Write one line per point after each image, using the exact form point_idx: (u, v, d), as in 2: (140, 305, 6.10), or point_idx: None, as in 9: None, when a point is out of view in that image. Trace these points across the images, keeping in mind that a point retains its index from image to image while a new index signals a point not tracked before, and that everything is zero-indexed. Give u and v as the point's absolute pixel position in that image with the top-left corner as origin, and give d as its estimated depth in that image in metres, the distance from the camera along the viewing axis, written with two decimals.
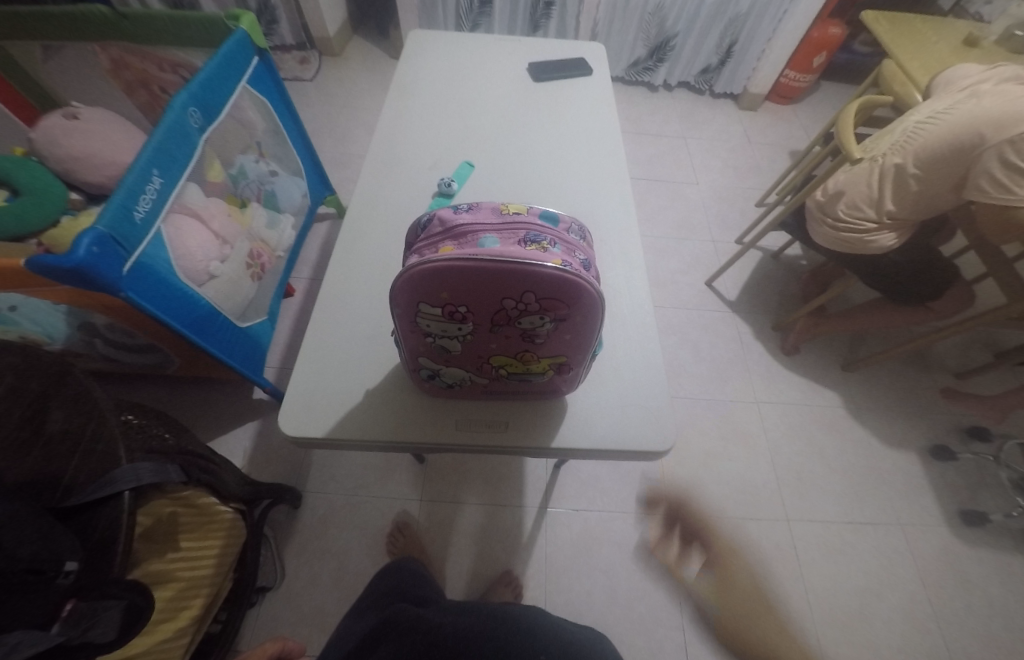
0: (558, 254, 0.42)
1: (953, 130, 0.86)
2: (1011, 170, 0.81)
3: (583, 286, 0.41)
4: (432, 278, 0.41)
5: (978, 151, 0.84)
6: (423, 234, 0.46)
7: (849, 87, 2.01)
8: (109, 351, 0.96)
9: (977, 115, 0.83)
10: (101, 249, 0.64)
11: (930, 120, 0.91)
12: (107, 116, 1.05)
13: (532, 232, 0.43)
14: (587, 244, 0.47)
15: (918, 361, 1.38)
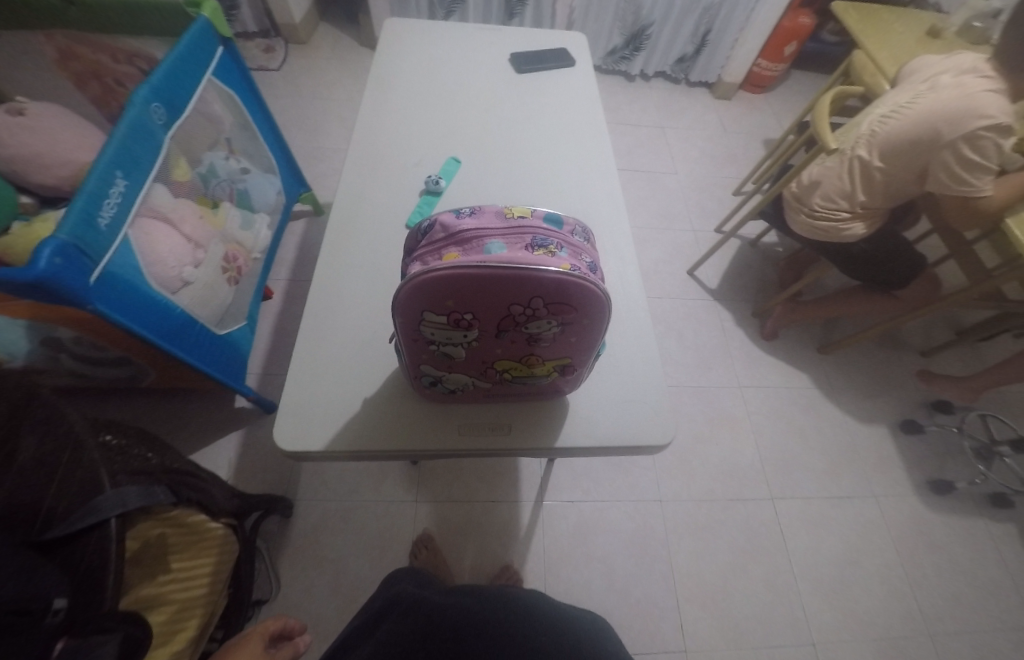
0: (566, 258, 0.41)
1: (915, 125, 0.89)
2: (966, 164, 0.86)
3: (592, 290, 0.41)
4: (438, 286, 0.40)
5: (936, 147, 0.88)
6: (424, 240, 0.45)
7: (817, 76, 2.05)
8: (77, 366, 0.91)
9: (937, 110, 0.86)
10: (64, 260, 0.60)
11: (892, 113, 0.93)
12: (57, 111, 0.98)
13: (539, 236, 0.42)
14: (591, 246, 0.46)
15: (888, 342, 1.44)
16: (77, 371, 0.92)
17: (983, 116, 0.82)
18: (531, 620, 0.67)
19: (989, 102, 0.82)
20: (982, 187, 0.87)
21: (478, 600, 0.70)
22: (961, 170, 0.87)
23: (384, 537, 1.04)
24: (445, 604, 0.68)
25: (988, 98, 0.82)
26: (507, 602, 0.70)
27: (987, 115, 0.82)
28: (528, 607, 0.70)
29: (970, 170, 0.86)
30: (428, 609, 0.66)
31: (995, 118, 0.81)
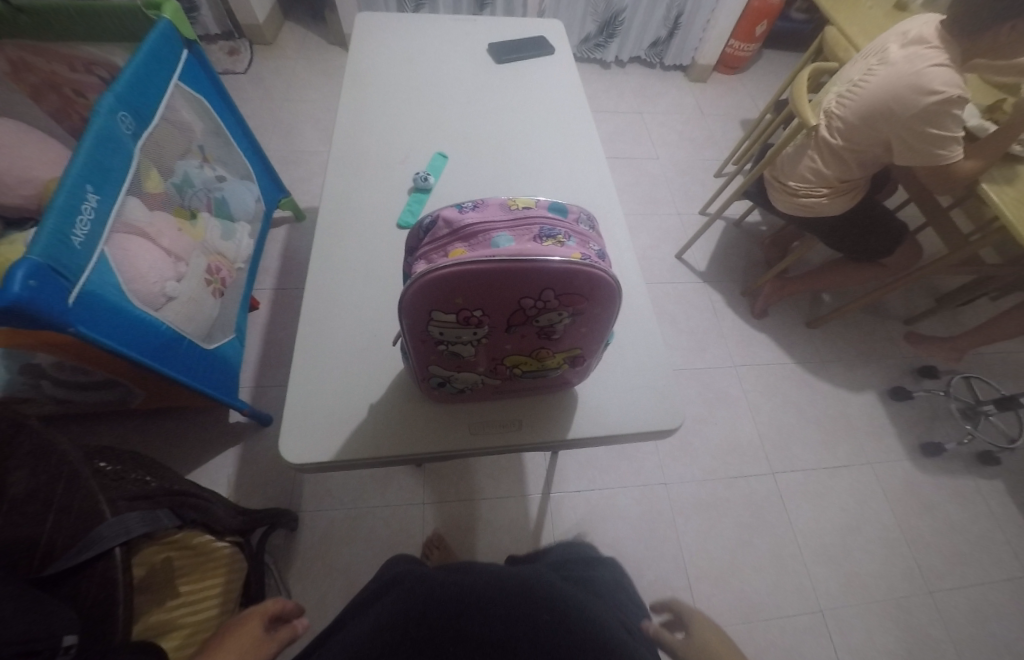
0: (575, 247, 0.41)
1: (868, 105, 0.91)
2: (929, 138, 0.86)
3: (603, 278, 0.40)
4: (448, 283, 0.38)
5: (893, 123, 0.89)
6: (426, 237, 0.43)
7: (788, 54, 2.08)
8: (59, 392, 0.87)
9: (890, 88, 0.87)
10: (40, 282, 0.57)
11: (850, 91, 0.95)
12: (15, 127, 0.93)
13: (546, 226, 0.41)
14: (597, 233, 0.46)
15: (872, 312, 1.48)
16: (59, 397, 0.88)
17: (931, 91, 0.83)
18: (573, 611, 0.46)
19: (935, 75, 0.82)
20: (952, 155, 0.87)
21: (500, 576, 0.52)
22: (923, 143, 0.88)
23: (393, 542, 1.03)
24: (454, 582, 0.50)
25: (934, 72, 0.82)
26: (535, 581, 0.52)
27: (935, 90, 0.82)
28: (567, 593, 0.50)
29: (934, 143, 0.86)
30: (432, 586, 0.49)
31: (944, 91, 0.82)
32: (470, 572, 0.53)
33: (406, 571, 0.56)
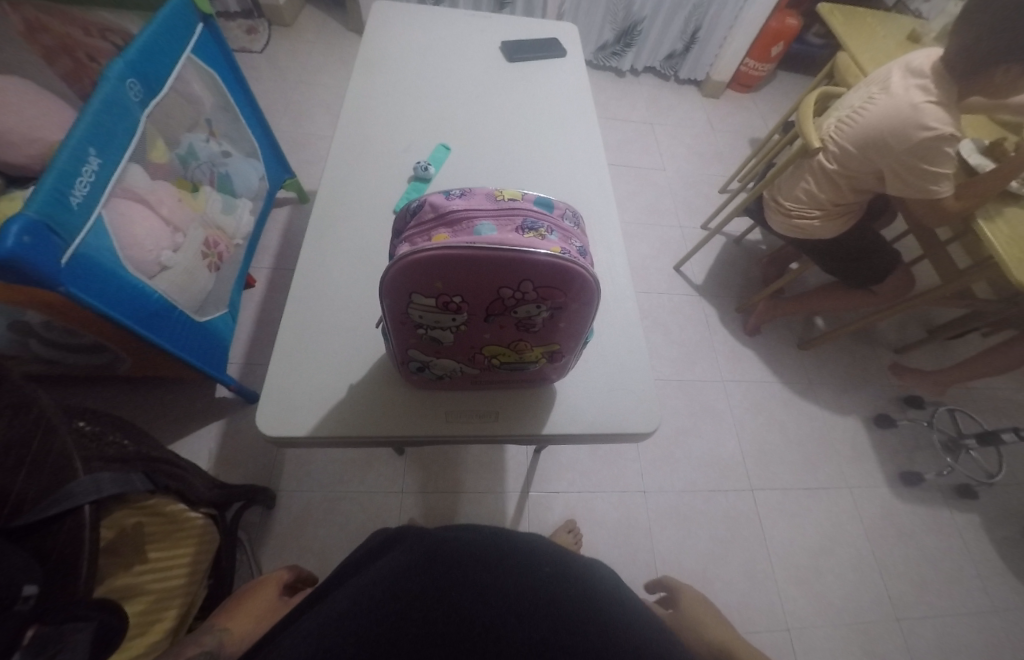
0: (556, 241, 0.41)
1: (864, 132, 0.92)
2: (920, 173, 0.88)
3: (582, 274, 0.41)
4: (428, 266, 0.39)
5: (885, 154, 0.90)
6: (413, 220, 0.44)
7: (802, 78, 2.09)
8: (48, 352, 0.88)
9: (886, 119, 0.88)
10: (34, 239, 0.57)
11: (849, 117, 0.96)
12: (25, 86, 0.93)
13: (529, 219, 0.42)
14: (581, 230, 0.47)
15: (864, 338, 1.49)
16: (47, 357, 0.89)
17: (924, 127, 0.84)
18: (571, 571, 0.53)
19: (929, 112, 0.84)
20: (942, 191, 0.89)
21: (497, 537, 0.57)
22: (917, 177, 0.89)
23: (368, 527, 1.03)
24: (457, 546, 0.52)
25: (929, 108, 0.84)
26: (532, 545, 0.57)
27: (929, 127, 0.84)
28: (558, 556, 0.56)
29: (925, 178, 0.88)
30: (437, 547, 0.51)
31: (937, 128, 0.83)
32: (466, 532, 0.58)
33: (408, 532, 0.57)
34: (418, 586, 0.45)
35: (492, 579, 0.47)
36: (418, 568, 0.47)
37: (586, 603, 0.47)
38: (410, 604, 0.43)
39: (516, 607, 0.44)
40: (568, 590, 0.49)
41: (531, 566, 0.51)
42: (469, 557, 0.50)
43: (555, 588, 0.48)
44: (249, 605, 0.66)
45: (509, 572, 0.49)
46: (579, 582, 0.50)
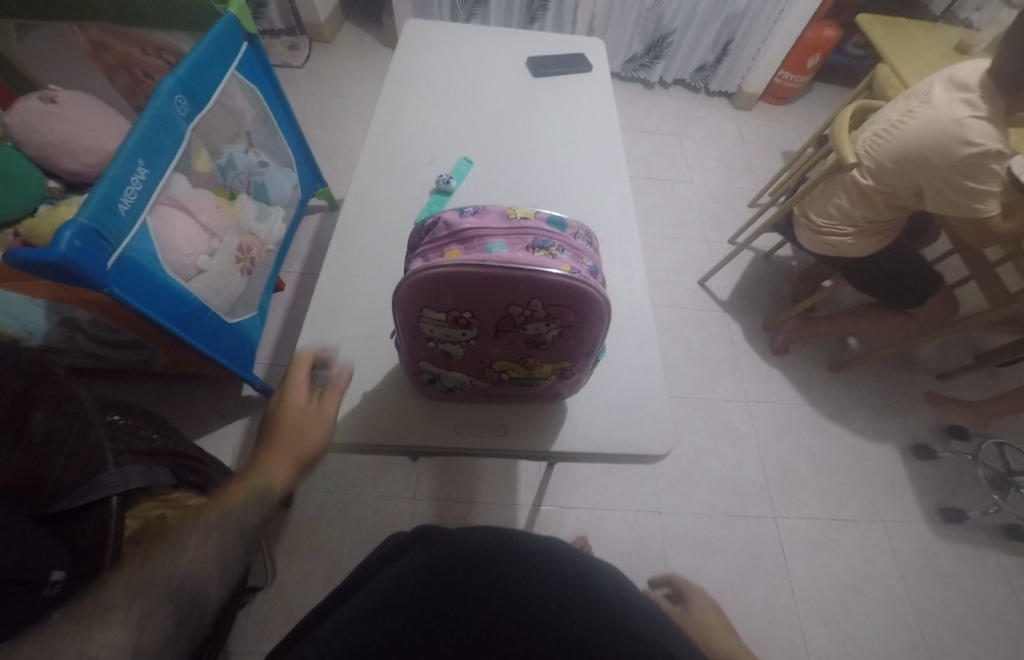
0: (566, 260, 0.42)
1: (904, 147, 0.88)
2: (962, 191, 0.84)
3: (591, 293, 0.41)
4: (438, 282, 0.40)
5: (927, 171, 0.86)
6: (427, 236, 0.46)
7: (840, 90, 2.03)
8: (92, 347, 0.93)
9: (927, 134, 0.84)
10: (84, 243, 0.61)
11: (886, 131, 0.92)
12: (86, 99, 1.01)
13: (540, 237, 0.43)
14: (593, 250, 0.47)
15: (902, 363, 1.41)
16: (90, 352, 0.95)
17: (968, 143, 0.80)
18: (588, 570, 0.53)
19: (974, 127, 0.80)
20: (987, 209, 0.85)
21: (514, 538, 0.57)
22: (961, 195, 0.85)
23: (381, 532, 1.05)
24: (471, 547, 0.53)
25: (974, 123, 0.80)
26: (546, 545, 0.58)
27: (973, 143, 0.80)
28: (577, 558, 0.56)
29: (968, 196, 0.84)
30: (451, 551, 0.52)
31: (983, 144, 0.79)
32: (484, 535, 0.58)
33: (424, 533, 0.58)
34: (433, 586, 0.46)
35: (508, 583, 0.47)
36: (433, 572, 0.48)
37: (605, 602, 0.47)
38: (423, 606, 0.43)
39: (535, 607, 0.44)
40: (588, 589, 0.49)
41: (548, 568, 0.51)
42: (485, 559, 0.51)
43: (575, 588, 0.48)
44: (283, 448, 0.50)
45: (526, 576, 0.49)
46: (594, 587, 0.49)
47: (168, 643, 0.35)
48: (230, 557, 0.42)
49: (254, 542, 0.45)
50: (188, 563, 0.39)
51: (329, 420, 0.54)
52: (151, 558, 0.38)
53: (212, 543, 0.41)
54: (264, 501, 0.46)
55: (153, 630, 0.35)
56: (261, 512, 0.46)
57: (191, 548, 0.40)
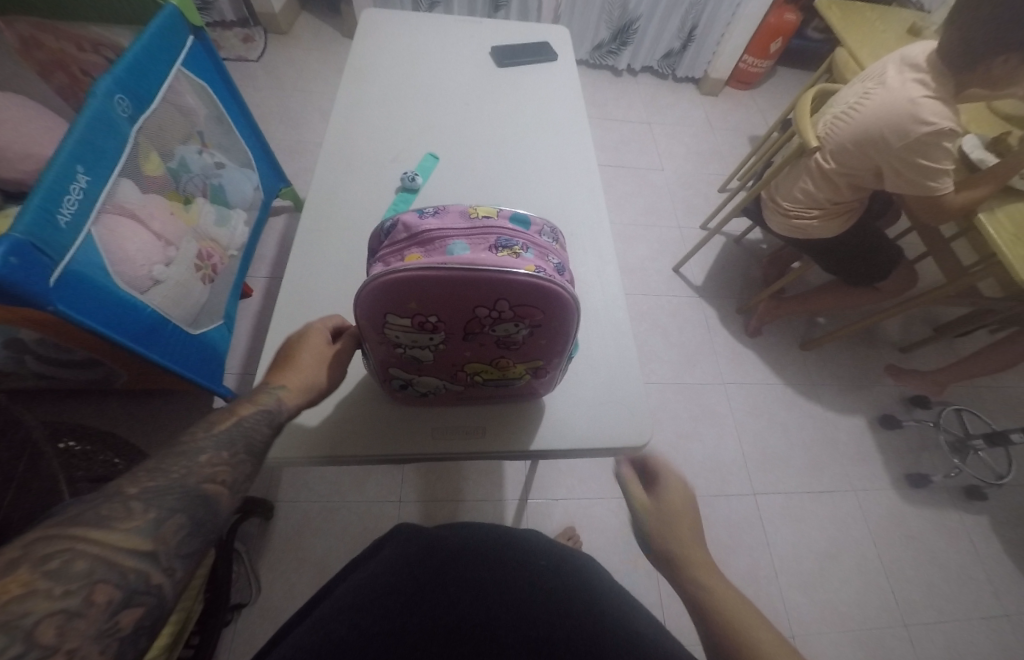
0: (531, 258, 0.41)
1: (862, 128, 0.89)
2: (919, 169, 0.85)
3: (558, 291, 0.40)
4: (400, 288, 0.38)
5: (884, 152, 0.88)
6: (387, 240, 0.44)
7: (802, 74, 2.07)
8: (44, 368, 0.88)
9: (883, 115, 0.86)
10: (20, 259, 0.57)
11: (845, 113, 0.93)
12: (19, 101, 0.94)
13: (504, 237, 0.42)
14: (560, 246, 0.46)
15: (867, 338, 1.46)
16: (43, 373, 0.90)
17: (923, 122, 0.82)
18: (569, 561, 0.54)
19: (927, 106, 0.81)
20: (943, 187, 0.86)
21: (495, 531, 0.58)
22: (919, 175, 0.86)
23: (366, 537, 1.03)
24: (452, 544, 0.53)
25: (927, 103, 0.82)
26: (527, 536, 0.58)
27: (928, 121, 0.81)
28: (558, 549, 0.56)
29: (925, 175, 0.85)
30: (431, 548, 0.52)
31: (937, 123, 0.81)
32: (465, 527, 0.58)
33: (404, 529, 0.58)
34: (412, 586, 0.46)
35: (489, 582, 0.48)
36: (413, 570, 0.48)
37: (586, 592, 0.47)
38: (400, 601, 0.44)
39: (517, 603, 0.45)
40: (569, 580, 0.49)
41: (529, 561, 0.52)
42: (466, 556, 0.51)
43: (557, 580, 0.49)
44: (296, 362, 0.53)
45: (507, 571, 0.49)
46: (575, 577, 0.50)
47: (186, 541, 0.32)
48: (243, 467, 0.40)
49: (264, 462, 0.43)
50: (201, 469, 0.36)
51: (340, 354, 0.56)
52: (162, 464, 0.35)
53: (225, 455, 0.39)
54: (272, 418, 0.45)
55: (173, 527, 0.32)
56: (268, 427, 0.44)
57: (204, 455, 0.37)
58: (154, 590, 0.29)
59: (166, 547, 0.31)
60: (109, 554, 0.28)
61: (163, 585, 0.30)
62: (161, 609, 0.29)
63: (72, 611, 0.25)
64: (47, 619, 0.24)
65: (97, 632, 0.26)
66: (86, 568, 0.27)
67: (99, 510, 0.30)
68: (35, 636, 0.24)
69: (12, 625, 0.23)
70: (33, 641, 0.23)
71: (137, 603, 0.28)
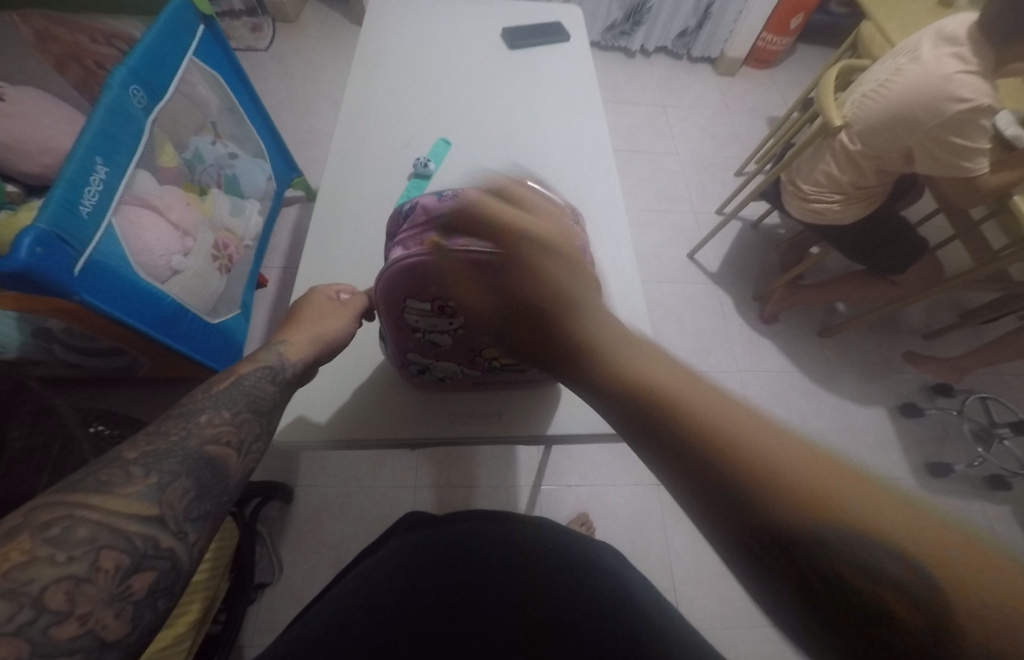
0: (551, 243, 0.41)
1: (892, 106, 0.86)
2: (952, 149, 0.82)
3: (578, 275, 0.40)
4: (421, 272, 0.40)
5: (916, 131, 0.84)
6: (406, 224, 0.45)
7: (823, 51, 2.00)
8: (71, 356, 0.91)
9: (916, 92, 0.82)
10: (46, 250, 0.58)
11: (875, 91, 0.90)
12: (37, 95, 0.95)
13: (524, 221, 0.42)
14: (580, 230, 0.46)
15: (888, 325, 1.43)
16: (70, 361, 0.93)
17: (958, 99, 0.78)
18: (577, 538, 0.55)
19: (963, 82, 0.78)
20: (978, 167, 0.83)
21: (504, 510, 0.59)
22: (952, 155, 0.83)
23: (383, 522, 1.05)
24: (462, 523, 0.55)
25: (963, 79, 0.78)
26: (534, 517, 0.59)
27: (963, 98, 0.78)
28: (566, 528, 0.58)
29: (958, 154, 0.82)
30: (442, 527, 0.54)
31: (974, 100, 0.78)
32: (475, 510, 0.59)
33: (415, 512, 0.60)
34: (425, 564, 0.48)
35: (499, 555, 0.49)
36: (425, 549, 0.50)
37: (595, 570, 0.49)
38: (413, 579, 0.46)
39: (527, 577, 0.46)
40: (578, 557, 0.51)
41: (537, 534, 0.53)
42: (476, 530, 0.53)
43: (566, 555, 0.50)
44: (309, 329, 0.54)
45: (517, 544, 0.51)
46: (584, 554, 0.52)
47: (195, 503, 0.34)
48: (246, 428, 0.41)
49: (271, 419, 0.45)
50: (202, 432, 0.38)
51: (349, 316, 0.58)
52: (163, 428, 0.37)
53: (225, 415, 0.41)
54: (274, 374, 0.48)
55: (178, 490, 0.33)
56: (270, 384, 0.47)
57: (203, 416, 0.39)
58: (166, 553, 0.31)
59: (172, 511, 0.32)
60: (110, 521, 0.30)
61: (174, 548, 0.32)
62: (175, 571, 0.31)
63: (79, 577, 0.27)
64: (54, 584, 0.26)
65: (109, 596, 0.28)
66: (88, 534, 0.29)
67: (99, 477, 0.32)
68: (43, 601, 0.26)
69: (20, 591, 0.25)
70: (41, 606, 0.26)
71: (147, 568, 0.30)
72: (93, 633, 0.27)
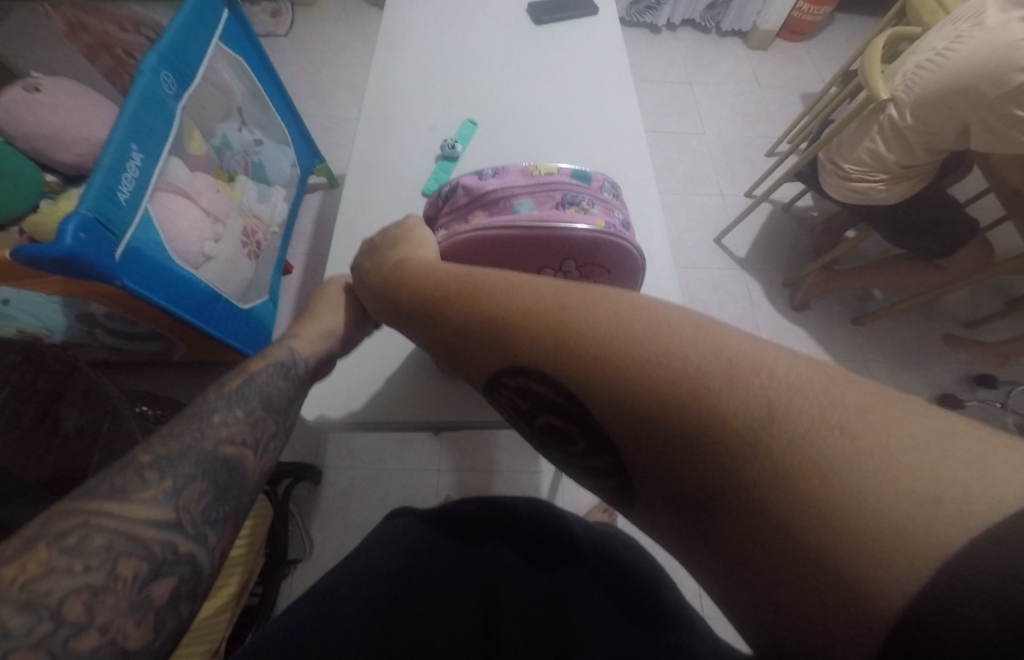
0: (599, 214, 0.48)
1: (951, 77, 0.80)
2: (1015, 123, 0.77)
3: (622, 243, 0.46)
4: (468, 247, 0.48)
5: (975, 105, 0.79)
6: (452, 200, 0.54)
7: (862, 21, 1.89)
8: (112, 340, 0.94)
9: (978, 61, 0.77)
10: (89, 235, 0.60)
11: (931, 60, 0.84)
12: (72, 85, 0.97)
13: (569, 194, 0.49)
14: (620, 201, 0.52)
15: (927, 312, 1.37)
16: (111, 345, 0.97)
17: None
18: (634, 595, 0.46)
19: None
20: None
21: (551, 545, 0.50)
22: (1013, 130, 0.78)
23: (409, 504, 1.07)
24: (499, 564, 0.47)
25: None
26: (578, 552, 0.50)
27: None
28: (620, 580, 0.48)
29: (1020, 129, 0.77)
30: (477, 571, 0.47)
31: None
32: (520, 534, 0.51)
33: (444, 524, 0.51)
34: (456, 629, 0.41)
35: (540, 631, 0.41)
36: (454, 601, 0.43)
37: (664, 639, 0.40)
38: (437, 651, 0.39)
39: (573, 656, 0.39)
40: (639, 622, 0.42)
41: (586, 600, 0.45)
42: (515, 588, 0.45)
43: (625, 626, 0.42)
44: (329, 324, 0.56)
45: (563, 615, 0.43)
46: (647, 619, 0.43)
47: (211, 506, 0.34)
48: (261, 427, 0.42)
49: (288, 415, 0.47)
50: (216, 433, 0.39)
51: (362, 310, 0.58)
52: (178, 431, 0.38)
53: (239, 415, 0.42)
54: (287, 370, 0.49)
55: (193, 494, 0.34)
56: (284, 379, 0.48)
57: (217, 416, 0.40)
58: (185, 559, 0.31)
59: (189, 516, 0.33)
60: (127, 528, 0.30)
61: (193, 553, 0.32)
62: (196, 576, 0.32)
63: (98, 586, 0.27)
64: (72, 595, 0.26)
65: (130, 604, 0.28)
66: (104, 542, 0.28)
67: (113, 484, 0.32)
68: (62, 613, 0.25)
69: (40, 603, 0.25)
70: (60, 619, 0.25)
71: (166, 574, 0.30)
72: (115, 642, 0.27)
